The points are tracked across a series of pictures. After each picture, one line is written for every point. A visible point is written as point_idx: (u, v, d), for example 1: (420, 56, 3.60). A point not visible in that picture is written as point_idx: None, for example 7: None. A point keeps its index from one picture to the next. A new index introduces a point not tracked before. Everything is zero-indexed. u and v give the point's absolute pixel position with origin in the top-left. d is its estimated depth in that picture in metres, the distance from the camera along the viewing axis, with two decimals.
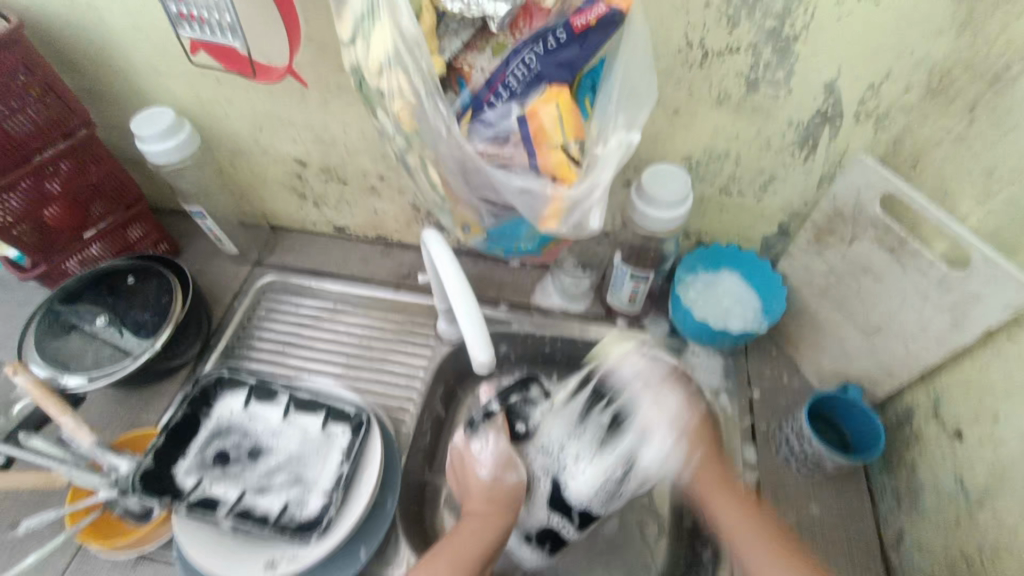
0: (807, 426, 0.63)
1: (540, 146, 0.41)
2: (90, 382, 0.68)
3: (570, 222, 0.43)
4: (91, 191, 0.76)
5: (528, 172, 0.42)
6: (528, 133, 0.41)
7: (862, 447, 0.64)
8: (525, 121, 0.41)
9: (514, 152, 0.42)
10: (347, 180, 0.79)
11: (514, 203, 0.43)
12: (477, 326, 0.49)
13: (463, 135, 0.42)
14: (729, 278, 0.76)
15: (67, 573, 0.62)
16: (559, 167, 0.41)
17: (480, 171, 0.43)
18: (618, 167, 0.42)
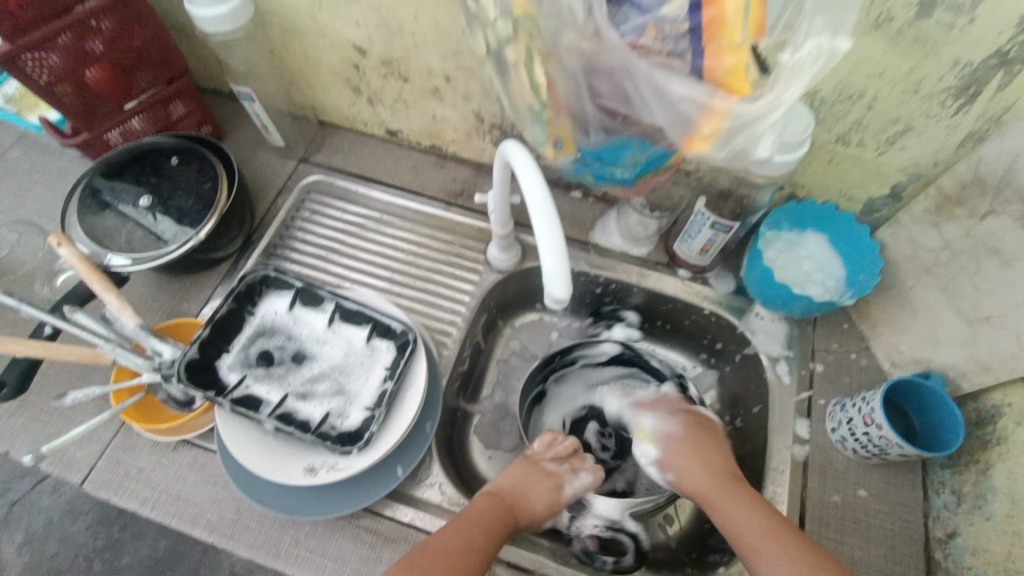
0: (880, 410, 0.58)
1: (714, 42, 0.33)
2: (133, 263, 0.66)
3: (730, 142, 0.37)
4: (134, 56, 0.70)
5: (691, 75, 0.35)
6: (700, 23, 0.33)
7: (930, 439, 0.59)
8: (700, 7, 0.33)
9: (676, 46, 0.35)
10: (408, 77, 0.71)
11: (664, 115, 0.37)
12: (557, 257, 0.44)
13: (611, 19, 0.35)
14: (816, 241, 0.68)
15: (112, 446, 0.63)
16: (731, 74, 0.34)
17: (626, 69, 0.36)
18: (805, 80, 0.35)
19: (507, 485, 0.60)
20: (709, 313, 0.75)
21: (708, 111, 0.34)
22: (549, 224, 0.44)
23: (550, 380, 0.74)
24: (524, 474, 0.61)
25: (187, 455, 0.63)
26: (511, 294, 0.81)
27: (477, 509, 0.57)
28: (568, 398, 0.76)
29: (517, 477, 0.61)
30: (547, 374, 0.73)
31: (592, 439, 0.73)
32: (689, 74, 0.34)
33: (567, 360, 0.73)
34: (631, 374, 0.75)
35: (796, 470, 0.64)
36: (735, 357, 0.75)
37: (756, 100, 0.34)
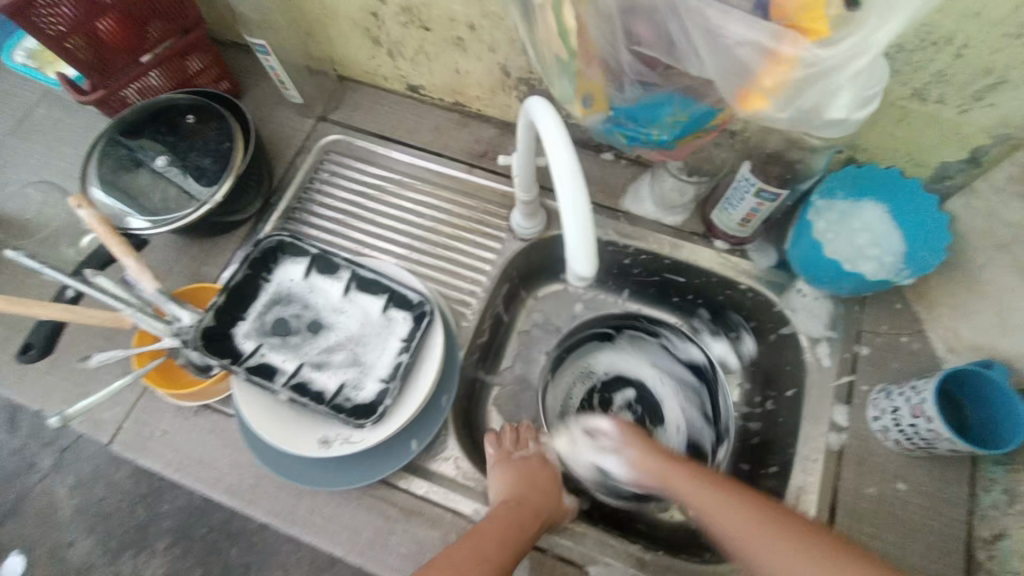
0: (932, 401, 0.53)
1: None
2: (152, 227, 0.65)
3: (797, 102, 0.33)
4: (146, 7, 0.67)
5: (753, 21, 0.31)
6: None
7: (985, 433, 0.54)
8: None
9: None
10: (429, 25, 0.66)
11: (720, 72, 0.33)
12: (581, 231, 0.40)
13: None
14: (874, 213, 0.62)
15: (139, 407, 0.65)
16: (804, 13, 0.30)
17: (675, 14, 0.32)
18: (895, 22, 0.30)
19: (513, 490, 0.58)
20: (745, 288, 0.70)
21: (773, 58, 0.31)
22: (573, 194, 0.40)
23: (624, 334, 0.73)
24: (520, 473, 0.60)
25: (207, 419, 0.64)
26: (535, 262, 0.77)
27: (497, 521, 0.54)
28: (633, 364, 0.74)
29: (518, 479, 0.59)
30: (624, 327, 0.72)
31: (616, 406, 0.72)
32: (754, 13, 0.31)
33: (651, 326, 0.71)
34: (695, 388, 0.71)
35: (830, 459, 0.60)
36: (771, 335, 0.71)
37: (833, 46, 0.31)
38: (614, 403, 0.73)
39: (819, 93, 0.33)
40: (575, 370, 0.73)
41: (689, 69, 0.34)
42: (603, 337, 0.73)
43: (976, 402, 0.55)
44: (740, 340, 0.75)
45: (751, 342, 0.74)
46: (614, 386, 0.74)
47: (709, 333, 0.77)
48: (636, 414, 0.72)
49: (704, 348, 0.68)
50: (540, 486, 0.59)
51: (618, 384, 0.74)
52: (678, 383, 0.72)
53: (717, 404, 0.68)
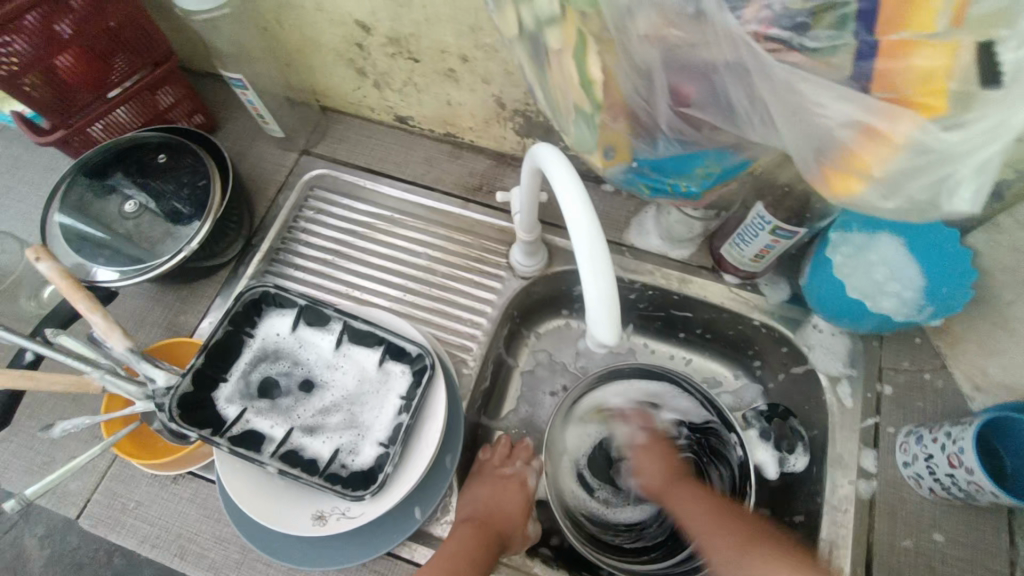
0: (975, 456, 0.49)
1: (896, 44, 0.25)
2: (121, 278, 0.59)
3: (886, 179, 0.28)
4: (110, 39, 0.61)
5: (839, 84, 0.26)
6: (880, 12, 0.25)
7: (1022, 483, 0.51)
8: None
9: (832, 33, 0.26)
10: (419, 57, 0.62)
11: (790, 134, 0.28)
12: (606, 293, 0.36)
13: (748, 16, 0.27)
14: (891, 245, 0.58)
15: (108, 477, 0.59)
16: (919, 84, 0.25)
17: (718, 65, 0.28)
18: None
19: (480, 510, 0.58)
20: (758, 323, 0.67)
21: (875, 136, 0.26)
22: (593, 250, 0.36)
23: (664, 386, 0.67)
24: (490, 492, 0.60)
25: (187, 487, 0.58)
26: (537, 300, 0.73)
27: (455, 546, 0.53)
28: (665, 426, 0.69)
29: (487, 499, 0.59)
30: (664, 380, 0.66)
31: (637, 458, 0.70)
32: (849, 83, 0.26)
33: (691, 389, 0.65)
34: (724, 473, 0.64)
35: (860, 507, 0.57)
36: (792, 368, 0.67)
37: (962, 128, 0.25)
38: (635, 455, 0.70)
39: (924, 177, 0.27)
40: (605, 416, 0.70)
41: (739, 128, 0.30)
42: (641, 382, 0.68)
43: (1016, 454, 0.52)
44: (789, 458, 0.62)
45: (802, 465, 0.62)
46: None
47: (758, 433, 0.64)
48: None
49: (738, 444, 0.62)
50: (503, 506, 0.59)
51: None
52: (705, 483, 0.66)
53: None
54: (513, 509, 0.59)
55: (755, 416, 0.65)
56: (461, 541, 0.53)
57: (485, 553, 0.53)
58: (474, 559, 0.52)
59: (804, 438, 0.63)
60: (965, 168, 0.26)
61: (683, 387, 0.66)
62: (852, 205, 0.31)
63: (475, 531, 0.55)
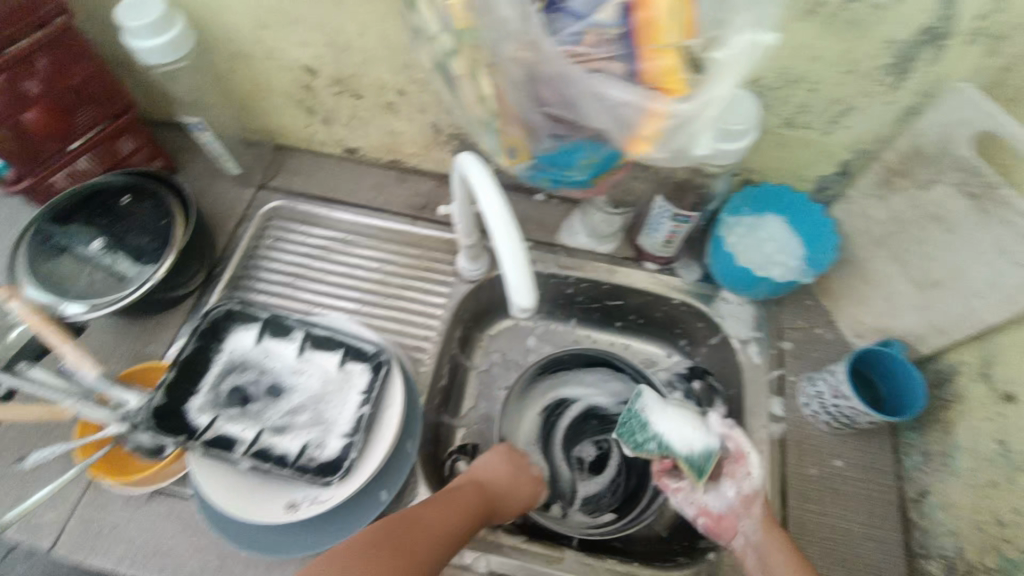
0: (847, 383, 0.61)
1: (645, 46, 0.32)
2: (90, 310, 0.63)
3: (665, 146, 0.36)
4: (74, 95, 0.68)
5: (623, 81, 0.33)
6: (633, 27, 0.32)
7: (894, 405, 0.62)
8: (630, 11, 0.32)
9: (610, 51, 0.33)
10: (361, 93, 0.71)
11: (599, 119, 0.35)
12: (519, 264, 0.45)
13: (543, 30, 0.33)
14: (778, 225, 0.69)
15: (83, 503, 0.61)
16: (662, 77, 0.33)
17: (560, 81, 0.34)
18: (737, 81, 0.34)
19: (489, 480, 0.61)
20: (679, 302, 0.77)
21: (651, 115, 0.33)
22: (505, 232, 0.45)
23: (601, 370, 0.76)
24: (508, 472, 0.63)
25: (162, 504, 0.61)
26: (485, 302, 0.81)
27: (454, 501, 0.57)
28: (609, 402, 0.77)
29: (501, 476, 0.62)
30: (599, 364, 0.75)
31: (586, 437, 0.76)
32: (626, 77, 0.33)
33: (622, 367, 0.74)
34: None
35: (775, 448, 0.66)
36: (711, 339, 0.77)
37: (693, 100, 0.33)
38: (585, 434, 0.76)
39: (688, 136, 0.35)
40: (552, 401, 0.76)
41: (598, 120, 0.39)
42: (581, 369, 0.76)
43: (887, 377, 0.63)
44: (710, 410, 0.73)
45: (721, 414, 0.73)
46: (593, 421, 0.76)
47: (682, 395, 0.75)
48: (601, 449, 0.75)
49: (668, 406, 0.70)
50: (504, 486, 0.61)
51: (596, 418, 0.76)
52: None
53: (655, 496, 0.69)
54: (513, 494, 0.62)
55: (677, 378, 0.76)
56: (461, 498, 0.57)
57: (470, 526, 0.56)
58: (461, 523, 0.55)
59: (720, 393, 0.74)
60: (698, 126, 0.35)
61: (618, 365, 0.74)
62: (650, 161, 0.38)
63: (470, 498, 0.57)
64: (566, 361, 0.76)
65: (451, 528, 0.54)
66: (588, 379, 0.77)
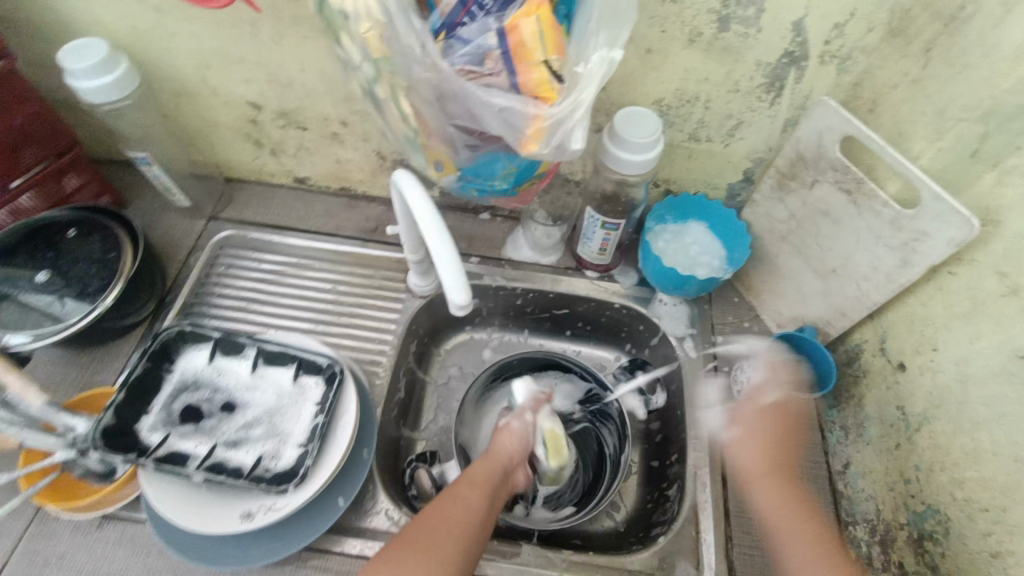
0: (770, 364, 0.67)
1: (521, 63, 0.38)
2: (35, 339, 0.63)
3: (551, 144, 0.41)
4: (17, 135, 0.69)
5: (509, 92, 0.39)
6: (508, 48, 0.38)
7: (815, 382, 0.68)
8: (504, 35, 0.38)
9: (494, 69, 0.39)
10: (306, 125, 0.75)
11: (495, 125, 0.41)
12: (451, 263, 0.49)
13: (439, 53, 0.39)
14: (700, 230, 0.75)
15: (26, 539, 0.60)
16: (540, 87, 0.39)
17: (457, 96, 0.41)
18: (600, 87, 0.39)
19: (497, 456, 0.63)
20: (620, 306, 0.81)
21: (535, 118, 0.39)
22: (438, 235, 0.49)
23: (549, 372, 0.80)
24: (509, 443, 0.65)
25: (112, 533, 0.60)
26: (437, 318, 0.84)
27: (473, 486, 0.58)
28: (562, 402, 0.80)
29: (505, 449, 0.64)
30: (549, 366, 0.79)
31: None
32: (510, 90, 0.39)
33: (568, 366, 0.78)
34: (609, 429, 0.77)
35: (712, 434, 0.70)
36: (651, 341, 0.81)
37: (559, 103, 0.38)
38: None
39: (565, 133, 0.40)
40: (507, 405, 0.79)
41: None
42: (531, 373, 0.80)
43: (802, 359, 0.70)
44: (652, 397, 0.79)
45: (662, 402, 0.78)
46: None
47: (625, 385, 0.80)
48: None
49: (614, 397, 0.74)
50: (501, 458, 0.63)
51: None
52: (600, 443, 0.76)
53: (609, 484, 0.72)
54: (514, 457, 0.63)
55: (620, 372, 0.80)
56: (476, 480, 0.59)
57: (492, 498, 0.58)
58: (481, 501, 0.57)
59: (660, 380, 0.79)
60: (573, 123, 0.40)
61: (565, 365, 0.78)
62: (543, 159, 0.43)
63: (480, 480, 0.59)
64: (515, 366, 0.79)
65: (474, 505, 0.56)
66: (540, 381, 0.80)
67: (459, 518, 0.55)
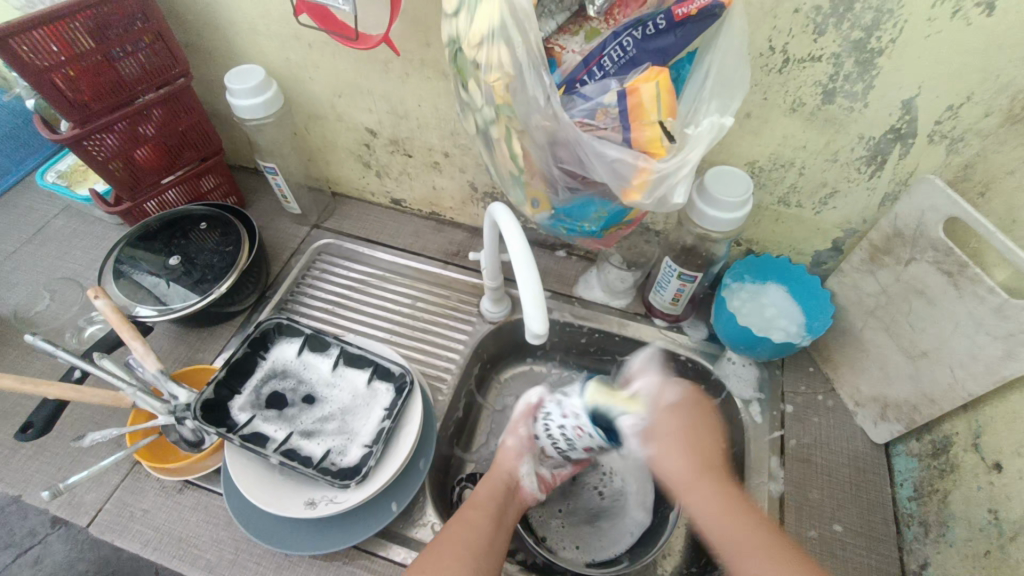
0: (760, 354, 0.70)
1: (636, 121, 0.42)
2: (158, 314, 0.73)
3: (654, 195, 0.44)
4: (178, 139, 0.81)
5: (620, 145, 0.43)
6: (625, 107, 0.42)
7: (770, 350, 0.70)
8: (624, 95, 0.41)
9: (608, 124, 0.43)
10: (412, 153, 0.83)
11: (601, 173, 0.44)
12: (535, 298, 0.52)
13: (560, 108, 0.43)
14: (778, 293, 0.74)
15: (120, 488, 0.67)
16: (651, 144, 0.42)
17: (570, 144, 0.44)
18: (708, 149, 0.43)
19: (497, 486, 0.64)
20: (686, 359, 0.80)
21: (642, 170, 0.42)
22: (527, 268, 0.52)
23: None
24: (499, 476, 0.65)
25: (190, 497, 0.66)
26: (502, 345, 0.87)
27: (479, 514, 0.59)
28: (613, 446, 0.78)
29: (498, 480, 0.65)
30: None
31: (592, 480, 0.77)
32: (623, 144, 0.43)
33: None
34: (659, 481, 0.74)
35: (773, 505, 0.67)
36: (713, 401, 0.78)
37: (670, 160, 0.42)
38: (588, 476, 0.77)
39: (669, 186, 0.43)
40: None
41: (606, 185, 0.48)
42: None
43: (761, 348, 0.70)
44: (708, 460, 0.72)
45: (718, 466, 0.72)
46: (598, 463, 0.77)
47: None
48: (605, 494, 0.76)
49: None
50: (502, 477, 0.65)
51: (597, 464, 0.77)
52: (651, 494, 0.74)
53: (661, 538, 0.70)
54: (512, 474, 0.65)
55: None
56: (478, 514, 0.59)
57: (497, 518, 0.60)
58: (487, 519, 0.59)
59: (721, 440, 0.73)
60: (677, 179, 0.43)
61: None
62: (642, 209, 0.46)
63: (481, 501, 0.61)
64: None
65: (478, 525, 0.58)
66: None
67: (467, 540, 0.56)
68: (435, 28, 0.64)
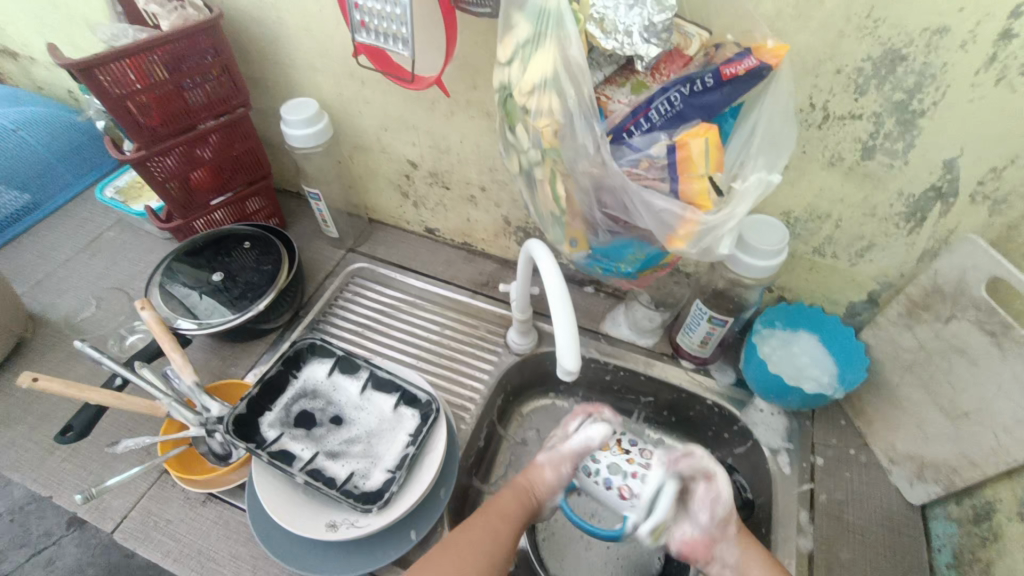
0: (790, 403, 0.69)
1: (684, 174, 0.43)
2: (198, 328, 0.76)
3: (699, 245, 0.45)
4: (232, 163, 0.86)
5: (668, 195, 0.45)
6: (674, 160, 0.44)
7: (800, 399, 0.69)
8: (673, 149, 0.44)
9: (656, 174, 0.45)
10: (450, 186, 0.86)
11: (647, 221, 0.46)
12: (569, 335, 0.53)
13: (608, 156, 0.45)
14: (809, 342, 0.73)
15: (146, 496, 0.68)
16: (699, 196, 0.44)
17: (616, 189, 0.46)
18: (755, 204, 0.44)
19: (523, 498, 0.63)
20: (712, 403, 0.78)
21: (687, 221, 0.44)
22: (562, 304, 0.53)
23: None
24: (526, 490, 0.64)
25: (212, 510, 0.67)
26: (526, 378, 0.87)
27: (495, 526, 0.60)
28: None
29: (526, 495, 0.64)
30: None
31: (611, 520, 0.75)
32: (670, 194, 0.45)
33: None
34: None
35: (802, 563, 0.64)
36: (736, 448, 0.77)
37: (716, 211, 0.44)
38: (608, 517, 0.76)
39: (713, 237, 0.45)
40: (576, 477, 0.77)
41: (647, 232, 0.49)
42: None
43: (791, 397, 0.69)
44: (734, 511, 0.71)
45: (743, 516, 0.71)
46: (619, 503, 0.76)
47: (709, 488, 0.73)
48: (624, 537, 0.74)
49: None
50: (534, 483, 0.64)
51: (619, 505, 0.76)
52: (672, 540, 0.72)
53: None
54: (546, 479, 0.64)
55: None
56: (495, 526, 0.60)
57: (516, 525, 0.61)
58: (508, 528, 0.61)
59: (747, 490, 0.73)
60: (722, 233, 0.44)
61: None
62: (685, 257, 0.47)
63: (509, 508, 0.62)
64: None
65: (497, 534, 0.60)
66: None
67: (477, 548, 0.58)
68: (483, 72, 0.67)
